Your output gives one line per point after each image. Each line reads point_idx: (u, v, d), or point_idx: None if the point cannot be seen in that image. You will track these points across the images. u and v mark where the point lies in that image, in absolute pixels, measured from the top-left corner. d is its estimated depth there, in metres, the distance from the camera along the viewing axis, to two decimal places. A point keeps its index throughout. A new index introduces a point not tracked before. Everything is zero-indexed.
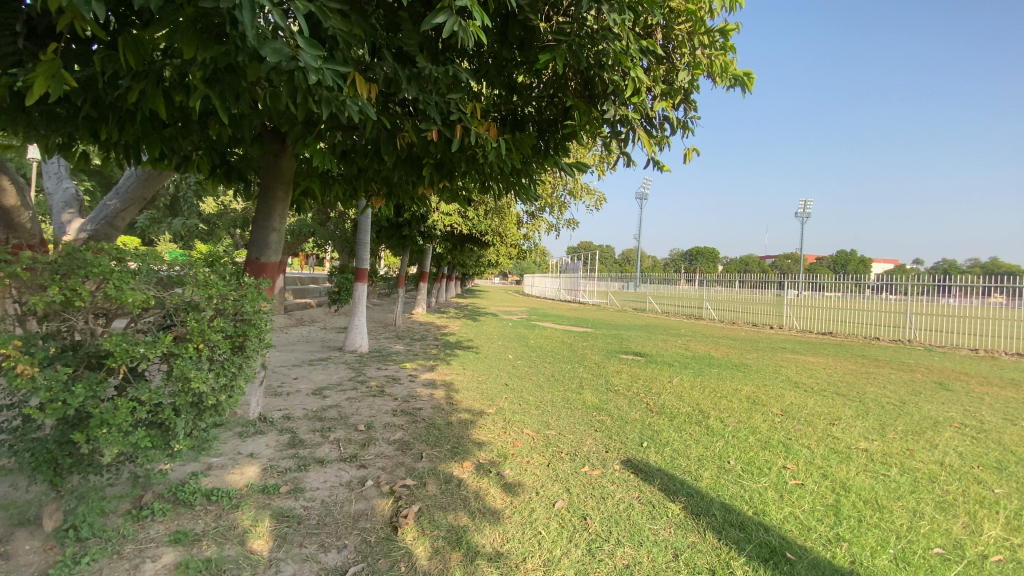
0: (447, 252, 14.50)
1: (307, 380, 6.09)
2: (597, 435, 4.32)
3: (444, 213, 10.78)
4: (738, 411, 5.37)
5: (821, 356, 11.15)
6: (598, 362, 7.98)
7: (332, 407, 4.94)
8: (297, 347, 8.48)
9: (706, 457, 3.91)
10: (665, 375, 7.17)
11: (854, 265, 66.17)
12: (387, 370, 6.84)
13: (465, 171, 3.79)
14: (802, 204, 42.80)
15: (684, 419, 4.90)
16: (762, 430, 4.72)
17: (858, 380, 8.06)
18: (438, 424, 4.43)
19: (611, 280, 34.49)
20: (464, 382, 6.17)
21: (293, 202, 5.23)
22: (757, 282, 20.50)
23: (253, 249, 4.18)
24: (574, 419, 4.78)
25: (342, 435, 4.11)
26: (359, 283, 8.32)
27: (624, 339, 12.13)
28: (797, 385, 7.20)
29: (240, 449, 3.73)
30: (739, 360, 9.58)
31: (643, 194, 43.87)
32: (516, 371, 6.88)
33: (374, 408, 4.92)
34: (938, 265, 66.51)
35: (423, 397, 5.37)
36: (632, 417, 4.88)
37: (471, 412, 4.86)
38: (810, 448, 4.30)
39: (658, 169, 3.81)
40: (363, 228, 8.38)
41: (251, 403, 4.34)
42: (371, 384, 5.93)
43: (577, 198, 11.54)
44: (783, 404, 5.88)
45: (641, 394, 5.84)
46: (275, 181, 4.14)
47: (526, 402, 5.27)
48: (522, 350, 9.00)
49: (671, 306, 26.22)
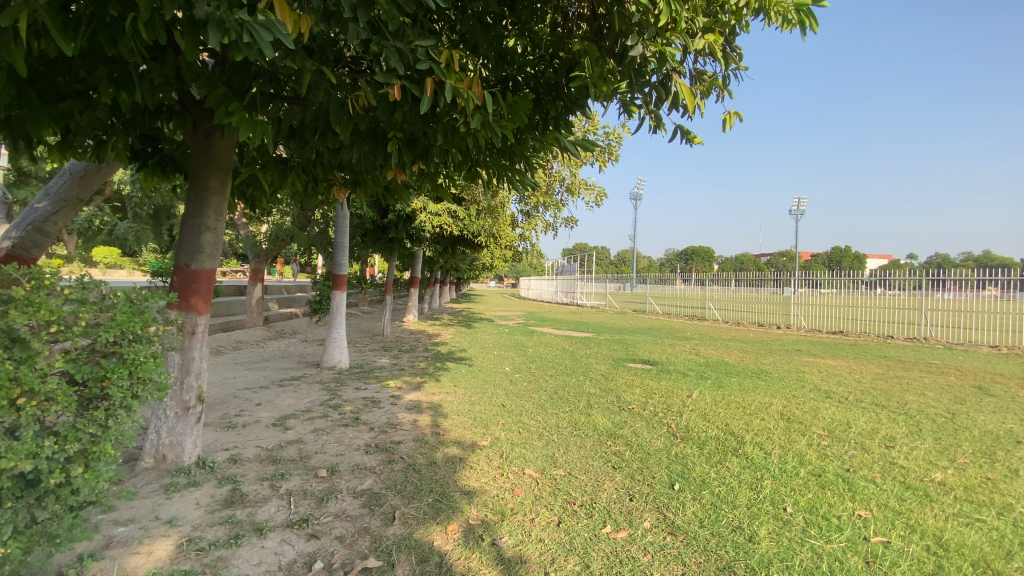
0: (438, 255, 13.65)
1: (272, 406, 5.24)
2: (616, 473, 3.50)
3: (431, 213, 9.96)
4: (776, 432, 4.55)
5: (841, 357, 10.35)
6: (605, 373, 7.15)
7: (293, 443, 4.08)
8: (270, 364, 7.62)
9: (757, 503, 3.09)
10: (681, 388, 6.35)
11: (851, 262, 65.39)
12: (367, 390, 5.99)
13: (445, 148, 2.98)
14: (797, 201, 42.29)
15: (718, 448, 4.08)
16: (814, 459, 3.90)
17: (893, 387, 7.24)
18: (419, 465, 3.60)
19: (608, 281, 33.69)
20: (454, 404, 5.32)
21: (247, 199, 4.43)
22: (760, 280, 19.74)
23: (181, 254, 3.33)
24: (586, 451, 3.94)
25: (296, 486, 3.26)
26: (337, 292, 7.47)
27: (629, 344, 11.30)
28: (830, 396, 6.37)
29: (159, 514, 2.89)
30: (757, 365, 8.76)
31: (637, 194, 43.22)
32: (514, 388, 6.04)
33: (344, 443, 4.08)
34: (937, 259, 65.99)
35: (404, 427, 4.52)
36: (655, 447, 4.05)
37: (460, 445, 4.02)
38: (879, 484, 3.49)
39: (688, 140, 3.02)
40: (341, 232, 7.53)
41: (186, 444, 3.49)
42: (345, 409, 5.09)
43: (575, 194, 10.75)
44: (825, 422, 5.05)
45: (660, 414, 5.02)
46: (207, 168, 3.31)
47: (528, 429, 4.45)
48: (520, 361, 8.17)
49: (671, 307, 25.44)
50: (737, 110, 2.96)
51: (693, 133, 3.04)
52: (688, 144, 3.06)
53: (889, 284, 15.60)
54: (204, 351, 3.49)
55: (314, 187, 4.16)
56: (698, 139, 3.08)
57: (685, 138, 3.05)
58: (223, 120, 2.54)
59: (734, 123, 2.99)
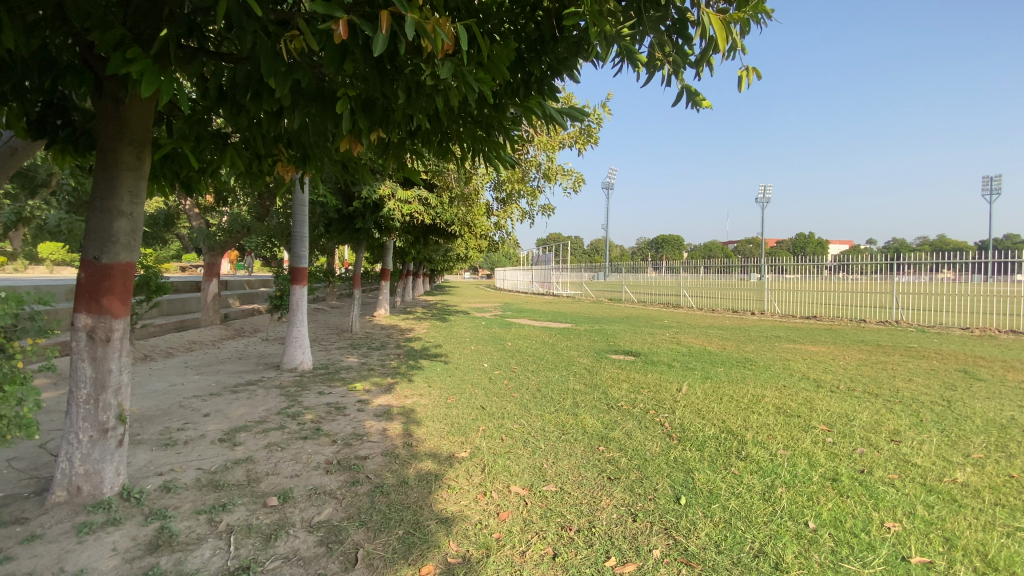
0: (409, 245, 13.03)
1: (222, 417, 4.64)
2: (614, 486, 3.09)
3: (401, 200, 9.37)
4: (777, 429, 4.22)
5: (820, 343, 10.26)
6: (588, 367, 6.75)
7: (240, 464, 3.53)
8: (224, 367, 6.96)
9: (775, 518, 2.73)
10: (669, 381, 5.99)
11: (814, 248, 67.26)
12: (331, 395, 5.44)
13: (409, 111, 2.48)
14: (763, 187, 42.98)
15: (720, 450, 3.72)
16: (824, 461, 3.57)
17: (881, 373, 7.05)
18: (389, 486, 3.11)
19: (582, 270, 33.51)
20: (428, 408, 4.82)
21: (183, 180, 3.82)
22: (729, 266, 19.78)
23: (88, 244, 2.71)
24: (577, 459, 3.51)
25: (239, 520, 2.73)
26: (297, 287, 6.84)
27: (609, 334, 10.96)
28: (821, 386, 6.11)
29: (63, 566, 2.33)
30: (741, 354, 8.50)
31: (609, 183, 43.19)
32: (494, 387, 5.58)
33: (301, 461, 3.55)
34: (897, 243, 68.24)
35: (372, 438, 4.01)
36: (652, 452, 3.65)
37: (435, 458, 3.54)
38: (900, 489, 3.17)
39: (696, 104, 2.58)
40: (299, 221, 6.89)
41: (106, 473, 2.91)
42: (306, 419, 4.54)
43: (552, 180, 10.29)
44: (824, 416, 4.75)
45: (652, 412, 4.63)
46: (118, 139, 2.72)
47: (510, 434, 4.00)
48: (498, 356, 7.71)
49: (645, 295, 25.34)
50: (754, 68, 2.52)
51: (701, 96, 2.60)
52: (695, 108, 2.61)
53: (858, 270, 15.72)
54: (124, 362, 2.91)
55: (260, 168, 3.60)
56: (706, 104, 2.63)
57: (692, 102, 2.60)
58: (122, 69, 2.00)
59: (750, 83, 2.56)
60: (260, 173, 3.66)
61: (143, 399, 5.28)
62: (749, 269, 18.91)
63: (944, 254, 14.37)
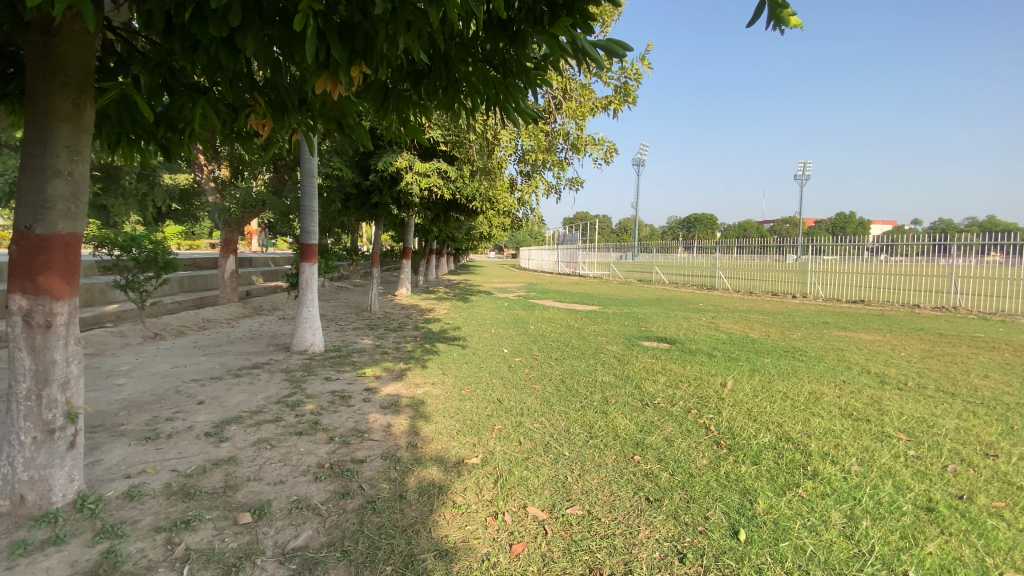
0: (432, 222, 12.54)
1: (217, 405, 4.27)
2: (654, 512, 2.53)
3: (420, 172, 8.84)
4: (847, 438, 3.58)
5: (874, 331, 9.36)
6: (618, 356, 6.15)
7: (222, 464, 3.10)
8: (234, 348, 6.64)
9: (863, 567, 2.14)
10: (710, 374, 5.35)
11: (855, 228, 64.12)
12: (338, 381, 5.02)
13: (393, 30, 1.93)
14: (803, 164, 40.70)
15: (781, 467, 3.11)
16: (912, 484, 2.92)
17: (953, 368, 6.20)
18: (383, 501, 2.61)
19: (611, 250, 32.53)
20: (440, 400, 4.34)
21: (163, 142, 3.36)
22: (764, 246, 18.70)
23: (21, 211, 2.26)
24: (608, 472, 2.95)
25: (200, 542, 2.29)
26: (307, 265, 6.41)
27: (640, 318, 10.29)
28: (886, 383, 5.35)
29: None
30: (788, 342, 7.72)
31: (640, 160, 41.75)
32: (514, 377, 5.05)
33: (290, 464, 3.09)
34: (948, 223, 64.23)
35: (374, 436, 3.53)
36: (698, 466, 3.07)
37: (441, 465, 3.03)
38: (1020, 524, 2.51)
39: (780, 21, 1.93)
40: (309, 194, 6.44)
41: (56, 479, 2.50)
42: (305, 410, 4.12)
43: (582, 151, 9.56)
44: (900, 421, 4.05)
45: (695, 413, 4.03)
46: (48, 81, 2.23)
47: (530, 436, 3.47)
48: (520, 341, 7.15)
49: (676, 276, 24.26)
50: None
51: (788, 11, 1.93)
52: (778, 28, 1.96)
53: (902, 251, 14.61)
54: (72, 352, 2.47)
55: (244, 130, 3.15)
56: (796, 21, 1.96)
57: (776, 20, 1.94)
58: None
59: None
60: (247, 135, 3.19)
61: (140, 382, 4.95)
62: (784, 250, 17.87)
63: (994, 235, 13.31)
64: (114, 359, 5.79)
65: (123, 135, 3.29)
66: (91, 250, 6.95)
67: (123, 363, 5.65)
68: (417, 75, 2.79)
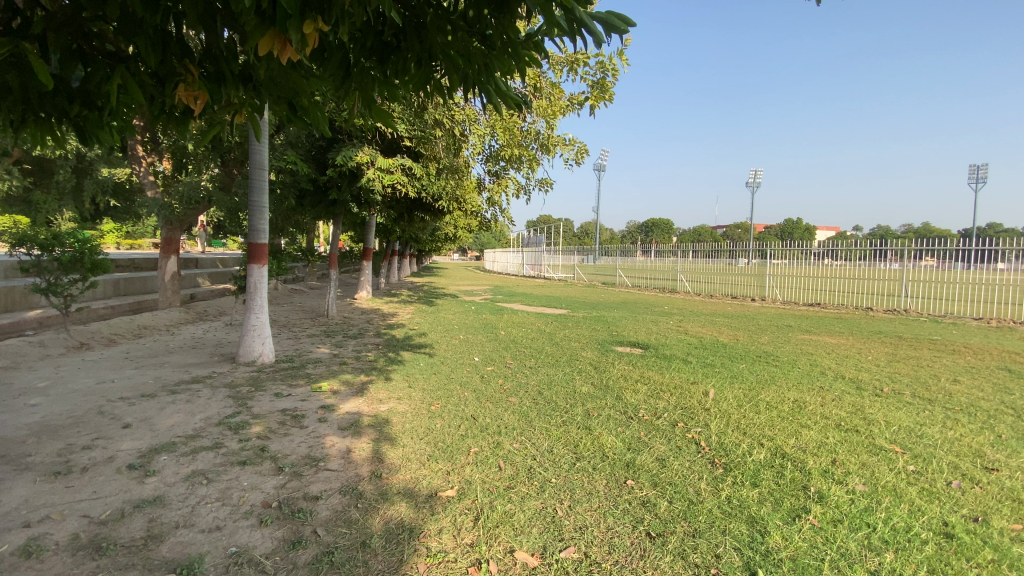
0: (394, 221, 11.99)
1: (147, 429, 3.69)
2: (661, 552, 2.22)
3: (382, 168, 8.32)
4: (843, 453, 3.40)
5: (836, 334, 9.49)
6: (593, 363, 5.86)
7: (150, 505, 2.59)
8: (171, 359, 5.97)
9: None
10: (690, 382, 5.12)
11: (803, 234, 67.07)
12: (290, 398, 4.50)
13: None
14: (753, 171, 42.54)
15: (785, 489, 2.86)
16: (924, 506, 2.72)
17: (921, 373, 6.23)
18: (343, 551, 2.18)
19: (573, 253, 32.57)
20: (405, 418, 3.91)
21: (77, 122, 2.81)
22: (719, 250, 19.16)
23: None
24: (602, 502, 2.62)
25: None
26: (256, 267, 5.81)
27: (610, 322, 10.09)
28: (863, 390, 5.27)
29: None
30: (758, 347, 7.66)
31: (601, 165, 42.16)
32: (486, 390, 4.66)
33: (229, 504, 2.62)
34: (885, 230, 68.22)
35: (331, 465, 3.08)
36: (698, 491, 2.78)
37: (412, 500, 2.63)
38: None
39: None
40: (257, 188, 5.86)
41: None
42: (251, 434, 3.60)
43: (551, 151, 9.28)
44: (889, 432, 3.92)
45: (682, 427, 3.76)
46: None
47: (510, 460, 3.09)
48: (489, 349, 6.78)
49: (639, 278, 24.39)
50: None
51: None
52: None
53: (845, 255, 15.31)
54: None
55: (181, 109, 2.67)
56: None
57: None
58: None
59: None
60: (184, 114, 2.70)
61: (57, 401, 4.28)
62: (737, 254, 18.33)
63: (932, 240, 14.00)
64: (29, 374, 5.05)
65: (30, 113, 2.70)
66: (5, 248, 6.10)
67: (39, 379, 4.92)
68: (384, 49, 2.43)
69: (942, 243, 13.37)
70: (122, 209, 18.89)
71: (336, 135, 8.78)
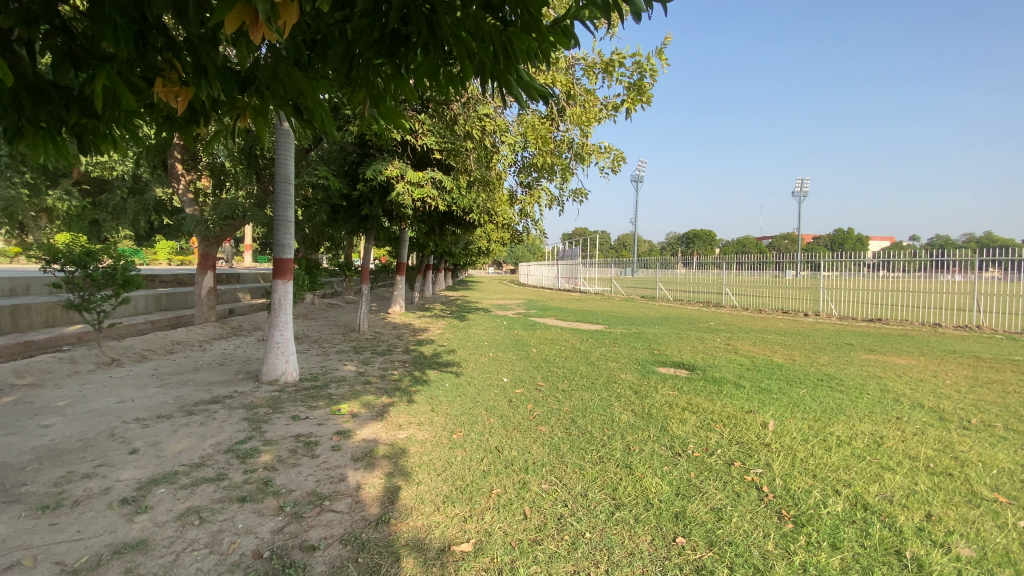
0: (426, 236, 11.83)
1: (153, 456, 3.47)
2: None
3: (412, 181, 8.13)
4: (941, 506, 2.80)
5: (906, 353, 8.59)
6: (634, 387, 5.38)
7: (131, 551, 2.32)
8: (196, 377, 5.84)
9: None
10: (745, 411, 4.56)
11: (854, 244, 63.82)
12: (306, 422, 4.24)
13: None
14: (800, 181, 40.88)
15: (872, 554, 2.32)
16: None
17: (1014, 401, 5.41)
18: None
19: (611, 266, 31.86)
20: (424, 449, 3.56)
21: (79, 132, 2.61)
22: (761, 263, 18.27)
23: None
24: (646, 568, 2.17)
25: None
26: (281, 282, 5.66)
27: (651, 339, 9.51)
28: (948, 422, 4.55)
29: None
30: (818, 369, 6.93)
31: (638, 177, 41.52)
32: (514, 417, 4.26)
33: (216, 553, 2.31)
34: (948, 239, 63.93)
35: (336, 505, 2.74)
36: (766, 555, 2.29)
37: (419, 556, 2.25)
38: None
39: None
40: (284, 202, 5.73)
41: None
42: (258, 464, 3.32)
43: (586, 160, 8.88)
44: (993, 477, 3.27)
45: (740, 467, 3.25)
46: None
47: (537, 507, 2.68)
48: (520, 368, 6.38)
49: (681, 292, 23.45)
50: None
51: None
52: None
53: (902, 266, 14.18)
54: None
55: (182, 113, 2.48)
56: None
57: None
58: None
59: None
60: (186, 119, 2.52)
61: (72, 422, 4.14)
62: (782, 266, 17.35)
63: (994, 249, 12.82)
64: (54, 392, 4.98)
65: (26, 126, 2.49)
66: (40, 265, 6.16)
67: (62, 397, 4.84)
68: (394, 41, 2.14)
69: (1003, 253, 12.29)
70: (172, 227, 19.58)
71: (367, 148, 8.68)
